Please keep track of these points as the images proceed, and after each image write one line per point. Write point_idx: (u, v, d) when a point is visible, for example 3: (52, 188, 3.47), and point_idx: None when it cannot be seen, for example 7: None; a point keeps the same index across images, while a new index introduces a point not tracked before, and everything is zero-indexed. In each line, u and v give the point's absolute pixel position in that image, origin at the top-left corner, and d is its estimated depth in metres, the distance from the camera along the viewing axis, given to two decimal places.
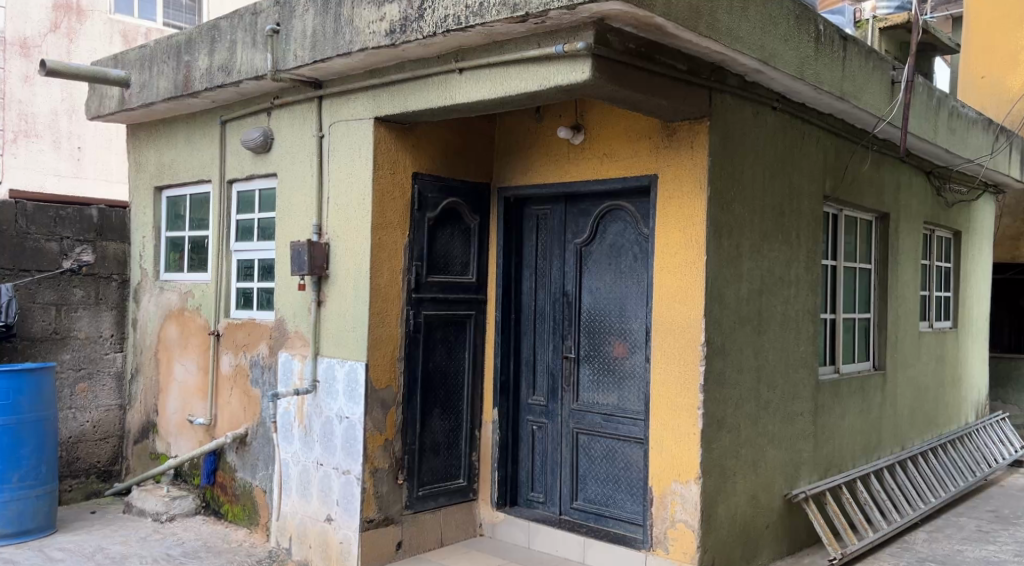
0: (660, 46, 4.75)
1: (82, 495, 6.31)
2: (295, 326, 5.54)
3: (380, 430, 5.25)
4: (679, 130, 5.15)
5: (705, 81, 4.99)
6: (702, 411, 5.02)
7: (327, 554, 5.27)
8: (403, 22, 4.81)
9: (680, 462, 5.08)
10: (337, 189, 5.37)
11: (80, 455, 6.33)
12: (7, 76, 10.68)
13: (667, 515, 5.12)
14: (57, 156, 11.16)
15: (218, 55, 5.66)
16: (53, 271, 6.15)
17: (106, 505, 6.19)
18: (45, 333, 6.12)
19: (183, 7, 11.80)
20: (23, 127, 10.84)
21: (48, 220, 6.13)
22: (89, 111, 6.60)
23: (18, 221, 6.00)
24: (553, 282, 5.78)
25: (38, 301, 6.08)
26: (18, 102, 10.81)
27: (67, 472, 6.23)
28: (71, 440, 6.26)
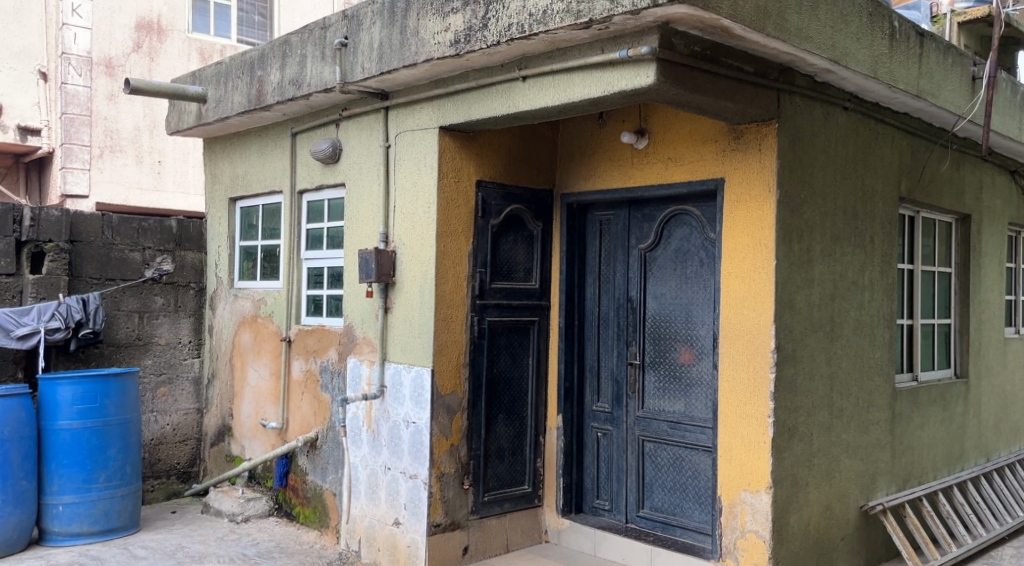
0: (726, 48, 4.70)
1: (163, 495, 6.57)
2: (363, 331, 5.66)
3: (446, 435, 5.32)
4: (746, 133, 5.08)
5: (773, 82, 4.91)
6: (773, 418, 4.92)
7: (395, 556, 5.36)
8: (468, 32, 4.88)
9: (749, 470, 4.99)
10: (403, 197, 5.47)
11: (161, 457, 6.59)
12: (93, 94, 10.52)
13: (736, 525, 5.04)
14: (140, 169, 10.99)
15: (290, 69, 5.84)
16: (136, 280, 6.42)
17: (186, 505, 6.44)
18: (129, 339, 6.39)
19: (256, 23, 11.68)
20: (108, 143, 10.71)
21: (132, 231, 6.41)
22: (169, 126, 6.88)
23: (105, 232, 6.29)
24: (617, 287, 5.77)
25: (122, 309, 6.35)
26: (103, 119, 10.67)
27: (149, 472, 6.50)
28: (152, 442, 6.53)
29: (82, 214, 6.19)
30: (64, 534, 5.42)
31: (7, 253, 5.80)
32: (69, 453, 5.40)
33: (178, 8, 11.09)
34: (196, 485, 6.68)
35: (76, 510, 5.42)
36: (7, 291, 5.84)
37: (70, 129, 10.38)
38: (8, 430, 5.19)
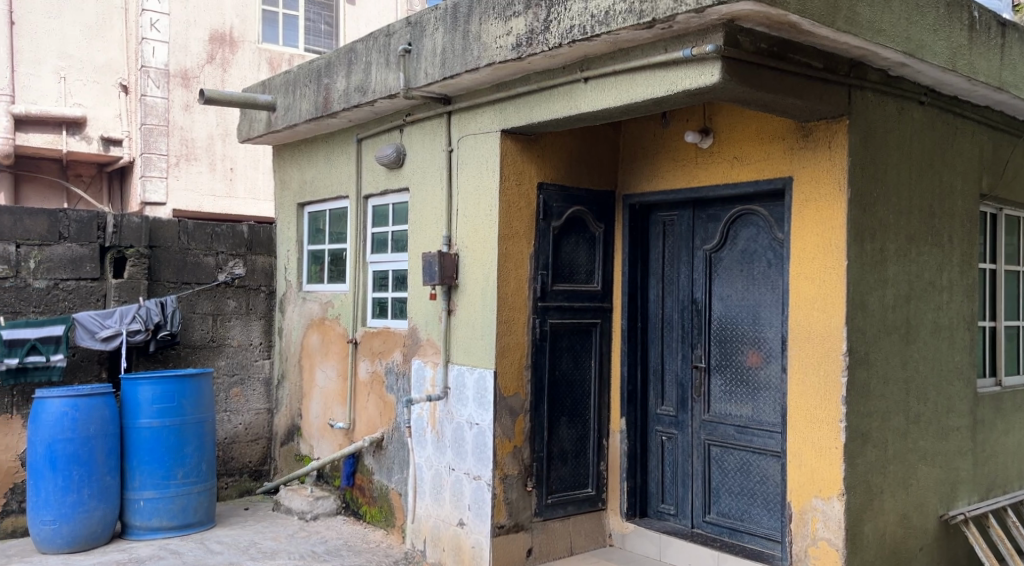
0: (794, 44, 4.59)
1: (236, 492, 6.78)
2: (427, 333, 5.74)
3: (509, 437, 5.35)
4: (815, 131, 4.95)
5: (844, 77, 4.78)
6: (845, 423, 4.78)
7: (460, 556, 5.42)
8: (530, 35, 4.89)
9: (820, 477, 4.85)
10: (465, 201, 5.53)
11: (234, 455, 6.79)
12: (170, 105, 10.73)
13: (808, 532, 4.91)
14: (212, 176, 11.20)
15: (355, 77, 5.96)
16: (210, 284, 6.64)
17: (258, 503, 6.63)
18: (204, 341, 6.61)
19: (322, 32, 11.88)
20: (183, 152, 10.89)
21: (206, 236, 6.64)
22: (240, 134, 7.10)
23: (181, 238, 6.52)
24: (682, 289, 5.71)
25: (197, 311, 6.58)
26: (180, 128, 10.85)
27: (223, 470, 6.71)
28: (225, 441, 6.73)
29: (160, 220, 6.43)
30: (145, 528, 5.63)
31: (93, 258, 6.06)
32: (149, 451, 5.61)
33: (249, 19, 11.35)
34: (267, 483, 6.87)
35: (156, 505, 5.63)
36: (92, 295, 6.07)
37: (148, 139, 10.58)
38: (93, 428, 5.41)
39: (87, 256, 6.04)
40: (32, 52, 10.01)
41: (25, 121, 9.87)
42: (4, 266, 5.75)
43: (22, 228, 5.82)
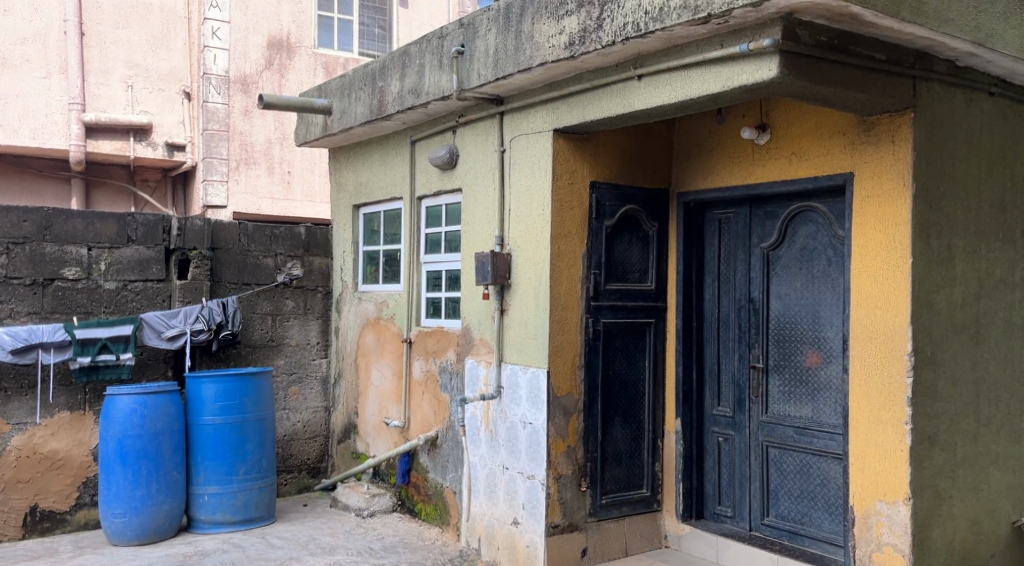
0: (855, 36, 4.48)
1: (295, 489, 6.93)
2: (480, 333, 5.80)
3: (563, 436, 5.39)
4: (877, 125, 4.82)
5: (909, 69, 4.63)
6: (911, 426, 4.64)
7: (515, 555, 5.46)
8: (583, 33, 4.88)
9: (884, 480, 4.73)
10: (518, 201, 5.57)
11: (293, 452, 6.93)
12: (231, 110, 10.89)
13: (871, 537, 4.79)
14: (271, 179, 11.29)
15: (408, 79, 6.03)
16: (270, 284, 6.80)
17: (316, 499, 6.77)
18: (264, 340, 6.77)
19: (376, 36, 11.98)
20: (243, 156, 11.04)
21: (266, 238, 6.80)
22: (298, 137, 7.24)
23: (242, 240, 6.69)
24: (738, 288, 5.66)
25: (257, 311, 6.74)
26: (239, 132, 10.99)
27: (282, 467, 6.86)
28: (284, 438, 6.88)
29: (222, 223, 6.61)
30: (209, 522, 5.79)
31: (159, 260, 6.26)
32: (213, 447, 5.77)
33: (306, 25, 11.44)
34: (325, 480, 7.00)
35: (220, 500, 5.79)
36: (158, 296, 6.27)
37: (210, 144, 10.74)
38: (160, 424, 5.59)
39: (153, 258, 6.24)
40: (101, 62, 10.28)
41: (94, 128, 10.18)
42: (75, 268, 5.98)
43: (92, 232, 6.04)
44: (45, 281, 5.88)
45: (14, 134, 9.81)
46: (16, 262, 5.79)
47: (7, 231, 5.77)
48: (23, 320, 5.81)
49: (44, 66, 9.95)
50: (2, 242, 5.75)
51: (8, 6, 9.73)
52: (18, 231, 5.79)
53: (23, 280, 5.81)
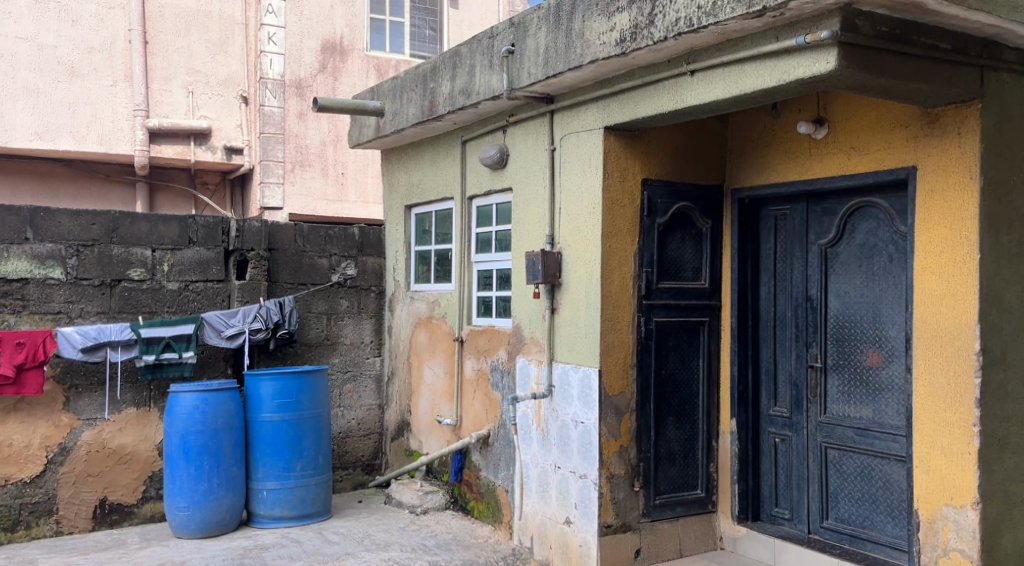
0: (918, 25, 4.33)
1: (350, 485, 7.05)
2: (531, 332, 5.82)
3: (615, 436, 5.38)
4: (942, 117, 4.66)
5: (976, 58, 4.47)
6: (979, 428, 4.48)
7: (568, 555, 5.47)
8: (634, 30, 4.84)
9: (951, 484, 4.57)
10: (568, 200, 5.58)
11: (349, 449, 7.06)
12: (287, 113, 10.91)
13: (938, 542, 4.64)
14: (325, 182, 11.30)
15: (459, 80, 6.08)
16: (325, 284, 6.94)
17: (371, 495, 6.89)
18: (320, 339, 6.91)
19: (428, 36, 11.88)
20: (299, 158, 11.08)
21: (321, 239, 6.94)
22: (351, 139, 7.35)
23: (298, 240, 6.83)
24: (796, 287, 5.55)
25: (313, 311, 6.88)
26: (294, 136, 11.02)
27: (338, 464, 6.99)
28: (340, 435, 7.01)
29: (279, 224, 6.76)
30: (268, 517, 5.93)
31: (219, 261, 6.44)
32: (271, 443, 5.90)
33: (358, 28, 11.43)
34: (380, 476, 7.11)
35: (279, 495, 5.92)
36: (218, 296, 6.46)
37: (267, 147, 10.84)
38: (221, 421, 5.73)
39: (214, 259, 6.43)
40: (164, 69, 10.47)
41: (158, 134, 10.44)
42: (140, 269, 6.18)
43: (156, 234, 6.24)
44: (113, 282, 6.10)
45: (83, 140, 10.07)
46: (85, 264, 6.01)
47: (76, 234, 5.99)
48: (92, 320, 6.04)
49: (110, 74, 10.19)
50: (72, 245, 5.97)
51: (75, 16, 9.97)
52: (87, 234, 6.01)
53: (92, 281, 6.03)
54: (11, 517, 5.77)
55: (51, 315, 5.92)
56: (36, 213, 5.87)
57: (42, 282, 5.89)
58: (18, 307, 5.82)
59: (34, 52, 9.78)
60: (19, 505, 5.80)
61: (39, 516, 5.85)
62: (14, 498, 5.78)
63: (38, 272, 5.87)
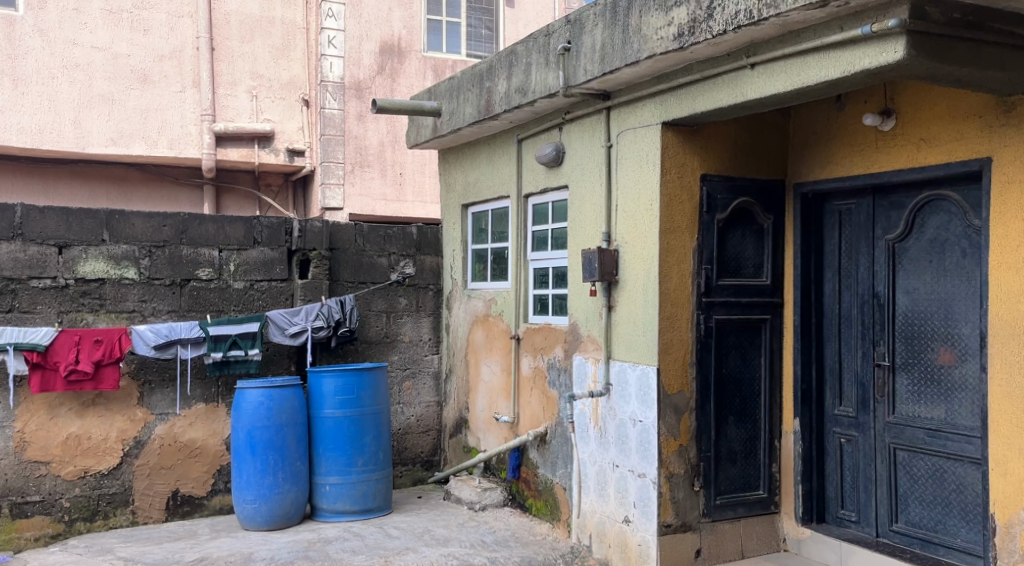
0: (992, 11, 4.15)
1: (410, 481, 7.17)
2: (588, 330, 5.81)
3: (674, 435, 5.33)
4: (1018, 106, 4.49)
5: None
6: None
7: (627, 554, 5.44)
8: (693, 24, 4.77)
9: None
10: (625, 196, 5.55)
11: (408, 445, 7.17)
12: (346, 115, 10.70)
13: (1015, 548, 4.46)
14: (383, 181, 11.06)
15: (515, 78, 6.09)
16: (384, 283, 7.06)
17: (430, 491, 6.99)
18: (380, 337, 7.04)
19: (483, 37, 11.61)
20: (357, 159, 10.84)
21: (380, 238, 7.06)
22: (410, 139, 7.44)
23: (358, 240, 6.97)
24: (861, 283, 5.40)
25: (373, 309, 7.01)
26: (353, 137, 10.79)
27: (397, 459, 7.11)
28: (399, 431, 7.13)
29: (339, 224, 6.90)
30: (331, 511, 6.05)
31: (282, 261, 6.61)
32: (333, 439, 6.03)
33: (416, 29, 11.08)
34: (438, 472, 7.21)
35: (341, 490, 6.04)
36: (282, 295, 6.63)
37: (328, 148, 10.64)
38: (285, 417, 5.88)
39: (277, 259, 6.60)
40: (229, 74, 10.26)
41: (223, 137, 10.23)
42: (208, 269, 6.39)
43: (222, 235, 6.43)
44: (182, 281, 6.31)
45: (154, 146, 9.95)
46: (157, 264, 6.24)
47: (148, 236, 6.22)
48: (164, 318, 6.27)
49: (179, 81, 10.02)
50: (145, 246, 6.21)
51: (147, 24, 9.83)
52: (158, 235, 6.24)
53: (164, 280, 6.26)
54: (90, 507, 6.04)
55: (126, 314, 6.17)
56: (111, 216, 6.12)
57: (117, 282, 6.13)
58: (96, 306, 6.09)
59: (108, 61, 9.69)
60: (98, 496, 6.06)
61: (116, 507, 6.11)
62: (92, 489, 6.04)
63: (114, 272, 6.12)
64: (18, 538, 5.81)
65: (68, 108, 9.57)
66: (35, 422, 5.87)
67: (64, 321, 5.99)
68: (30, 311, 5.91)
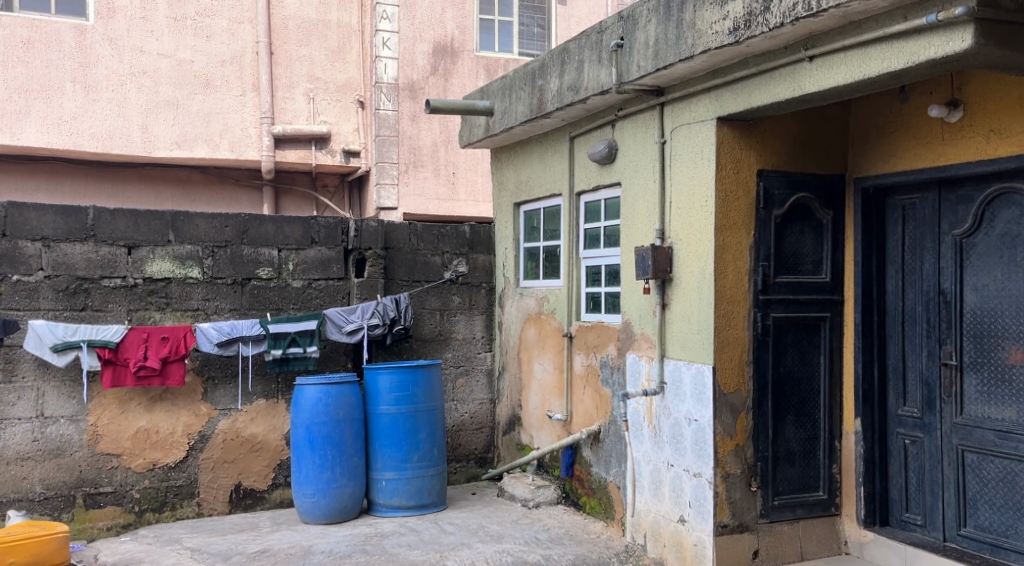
0: None
1: (464, 477, 7.23)
2: (642, 328, 5.78)
3: (730, 434, 5.26)
4: None
5: None
6: None
7: (682, 554, 5.40)
8: (748, 17, 4.70)
9: None
10: (679, 193, 5.50)
11: (462, 442, 7.24)
12: (400, 116, 10.79)
13: None
14: (437, 181, 11.14)
15: (568, 76, 6.09)
16: (438, 281, 7.15)
17: (484, 488, 7.04)
18: (433, 335, 7.13)
19: (536, 35, 11.61)
20: (410, 159, 10.93)
21: (433, 237, 7.15)
22: (463, 139, 7.51)
23: (412, 239, 7.07)
24: (927, 280, 5.23)
25: (427, 307, 7.10)
26: (408, 138, 10.89)
27: (452, 456, 7.18)
28: (454, 428, 7.20)
29: (394, 224, 7.01)
30: (388, 506, 6.15)
31: (339, 260, 6.75)
32: (390, 435, 6.13)
33: (469, 29, 11.13)
34: (492, 469, 7.25)
35: (397, 485, 6.13)
36: (339, 293, 6.77)
37: (382, 149, 10.76)
38: (343, 412, 5.99)
39: (334, 258, 6.74)
40: (287, 78, 10.47)
41: (281, 139, 10.44)
42: (268, 268, 6.55)
43: (281, 235, 6.59)
44: (244, 280, 6.49)
45: (216, 148, 10.19)
46: (220, 264, 6.42)
47: (211, 236, 6.40)
48: (226, 316, 6.45)
49: (239, 85, 10.28)
50: (208, 246, 6.40)
51: (210, 31, 10.12)
52: (221, 236, 6.42)
53: (226, 280, 6.44)
54: (158, 499, 6.25)
55: (190, 312, 6.36)
56: (177, 217, 6.32)
57: (182, 281, 6.33)
58: (162, 305, 6.29)
59: (173, 68, 9.97)
60: (166, 488, 6.27)
61: (183, 498, 6.32)
62: (160, 481, 6.25)
63: (179, 271, 6.32)
64: (91, 528, 6.05)
65: (136, 113, 9.86)
66: (107, 416, 6.10)
67: (133, 319, 6.21)
68: (102, 310, 6.14)
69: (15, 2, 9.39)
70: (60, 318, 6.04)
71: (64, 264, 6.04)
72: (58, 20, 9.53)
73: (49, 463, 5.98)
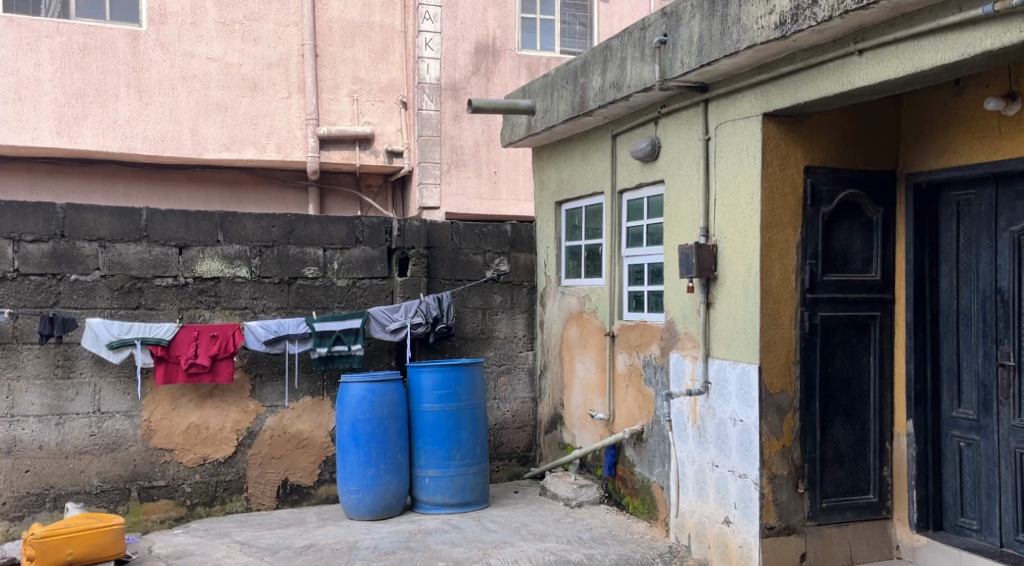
0: None
1: (507, 475, 7.25)
2: (685, 327, 5.72)
3: (777, 435, 5.18)
4: None
5: None
6: None
7: (727, 555, 5.34)
8: (795, 11, 4.61)
9: None
10: (724, 190, 5.43)
11: (504, 441, 7.25)
12: (443, 116, 10.85)
13: None
14: (478, 180, 11.17)
15: (610, 73, 6.05)
16: (479, 280, 7.18)
17: (527, 487, 7.05)
18: (475, 333, 7.17)
19: (578, 33, 11.57)
20: (453, 159, 10.98)
21: (475, 236, 7.19)
22: (505, 138, 7.53)
23: (454, 238, 7.11)
24: (982, 278, 5.08)
25: (469, 306, 7.14)
26: (450, 137, 10.95)
27: (494, 454, 7.20)
28: (496, 427, 7.22)
29: (437, 223, 7.06)
30: (431, 503, 6.19)
31: (382, 259, 6.82)
32: (434, 432, 6.17)
33: (511, 28, 11.14)
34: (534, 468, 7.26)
35: (440, 482, 6.18)
36: (383, 292, 6.84)
37: (425, 149, 10.79)
38: (387, 410, 6.05)
39: (378, 257, 6.81)
40: (332, 79, 10.60)
41: (327, 140, 10.57)
42: (314, 267, 6.65)
43: (327, 235, 6.69)
44: (290, 279, 6.60)
45: (264, 150, 10.36)
46: (267, 263, 6.53)
47: (259, 236, 6.52)
48: (273, 315, 6.56)
49: (286, 87, 10.44)
50: (256, 246, 6.52)
51: (257, 34, 10.29)
52: (268, 235, 6.54)
53: (273, 279, 6.55)
54: (209, 493, 6.39)
55: (239, 310, 6.48)
56: (226, 217, 6.45)
57: (231, 280, 6.46)
58: (212, 303, 6.42)
59: (221, 71, 10.17)
60: (216, 483, 6.41)
61: (232, 493, 6.45)
62: (211, 476, 6.39)
63: (228, 271, 6.44)
64: (145, 521, 6.21)
65: (188, 117, 10.07)
66: (160, 411, 6.26)
67: (184, 317, 6.35)
68: (155, 308, 6.29)
69: (71, 10, 9.69)
70: (115, 317, 6.20)
71: (118, 263, 6.20)
72: (112, 27, 9.79)
73: (105, 456, 6.15)
